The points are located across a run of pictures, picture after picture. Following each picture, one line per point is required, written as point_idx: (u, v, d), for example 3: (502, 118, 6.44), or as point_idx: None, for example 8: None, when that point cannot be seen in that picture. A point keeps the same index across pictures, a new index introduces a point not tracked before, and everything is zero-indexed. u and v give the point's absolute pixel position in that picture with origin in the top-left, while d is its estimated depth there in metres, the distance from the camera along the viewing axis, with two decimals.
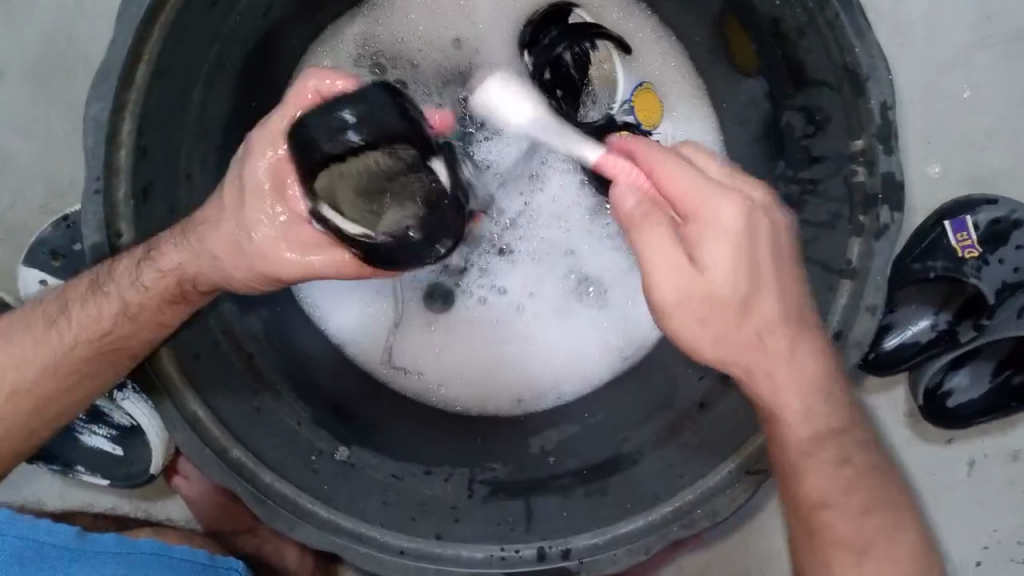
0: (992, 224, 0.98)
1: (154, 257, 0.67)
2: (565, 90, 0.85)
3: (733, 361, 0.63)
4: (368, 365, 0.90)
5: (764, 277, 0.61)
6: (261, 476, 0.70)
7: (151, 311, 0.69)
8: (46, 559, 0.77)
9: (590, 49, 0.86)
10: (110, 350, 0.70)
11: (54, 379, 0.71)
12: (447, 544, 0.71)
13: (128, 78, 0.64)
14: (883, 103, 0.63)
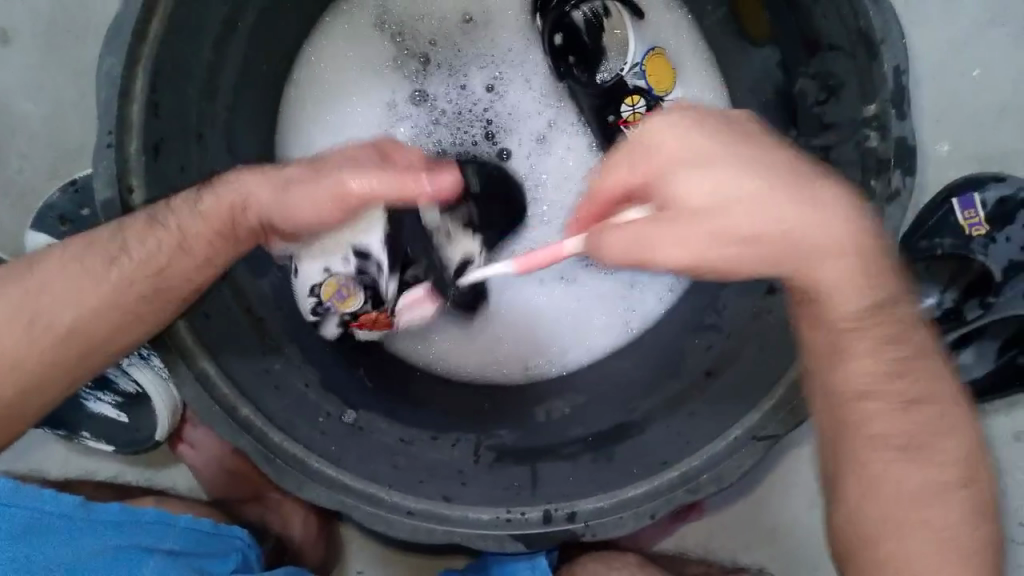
0: (1002, 203, 0.98)
1: (212, 190, 0.68)
2: (575, 54, 0.88)
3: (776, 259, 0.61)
4: None
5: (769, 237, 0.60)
6: (270, 436, 0.70)
7: (207, 249, 0.68)
8: (52, 534, 0.71)
9: (603, 15, 0.87)
10: (162, 292, 0.67)
11: (100, 321, 0.67)
12: (455, 506, 0.72)
13: (142, 31, 0.63)
14: (897, 65, 0.62)
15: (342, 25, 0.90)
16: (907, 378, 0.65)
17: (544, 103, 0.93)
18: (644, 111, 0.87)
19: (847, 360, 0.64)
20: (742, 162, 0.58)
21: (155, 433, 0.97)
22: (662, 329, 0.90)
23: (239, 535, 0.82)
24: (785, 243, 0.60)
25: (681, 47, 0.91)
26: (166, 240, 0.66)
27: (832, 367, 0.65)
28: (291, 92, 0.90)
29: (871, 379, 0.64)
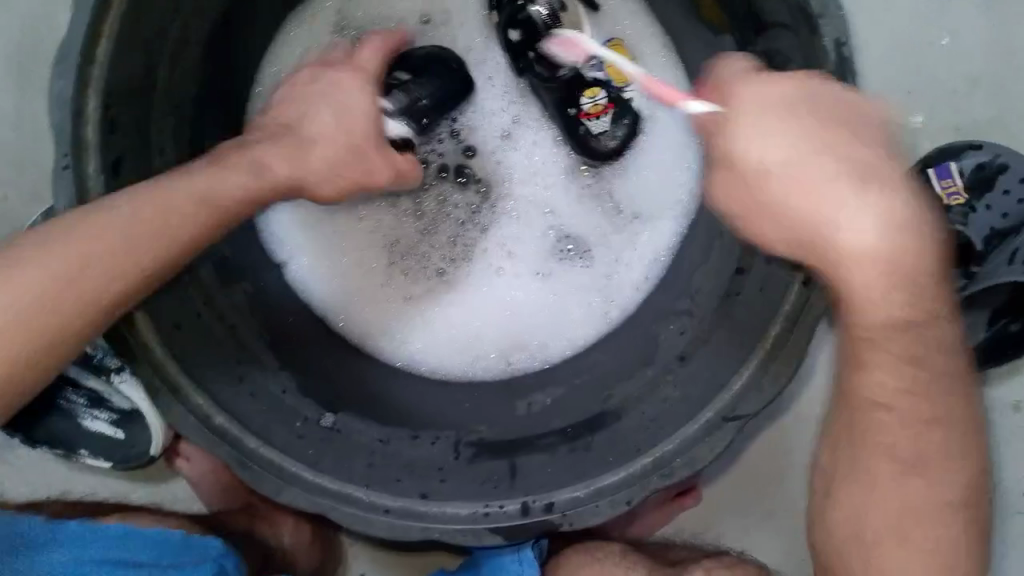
0: (978, 171, 0.98)
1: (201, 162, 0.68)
2: (533, 47, 0.87)
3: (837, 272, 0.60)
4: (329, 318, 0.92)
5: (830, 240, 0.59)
6: (246, 441, 0.71)
7: (182, 219, 0.66)
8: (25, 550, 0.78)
9: (561, 9, 0.87)
10: (123, 264, 0.64)
11: (39, 300, 0.62)
12: (431, 502, 0.72)
13: (90, 51, 0.64)
14: (837, 38, 0.62)
15: (305, 33, 0.92)
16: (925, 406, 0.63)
17: (507, 100, 0.95)
18: (604, 103, 0.88)
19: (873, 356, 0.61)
20: (831, 174, 0.57)
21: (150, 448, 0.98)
22: (639, 317, 0.90)
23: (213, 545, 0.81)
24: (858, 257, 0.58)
25: (641, 36, 0.91)
26: (140, 212, 0.65)
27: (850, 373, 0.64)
28: (257, 101, 0.91)
29: (900, 360, 0.61)
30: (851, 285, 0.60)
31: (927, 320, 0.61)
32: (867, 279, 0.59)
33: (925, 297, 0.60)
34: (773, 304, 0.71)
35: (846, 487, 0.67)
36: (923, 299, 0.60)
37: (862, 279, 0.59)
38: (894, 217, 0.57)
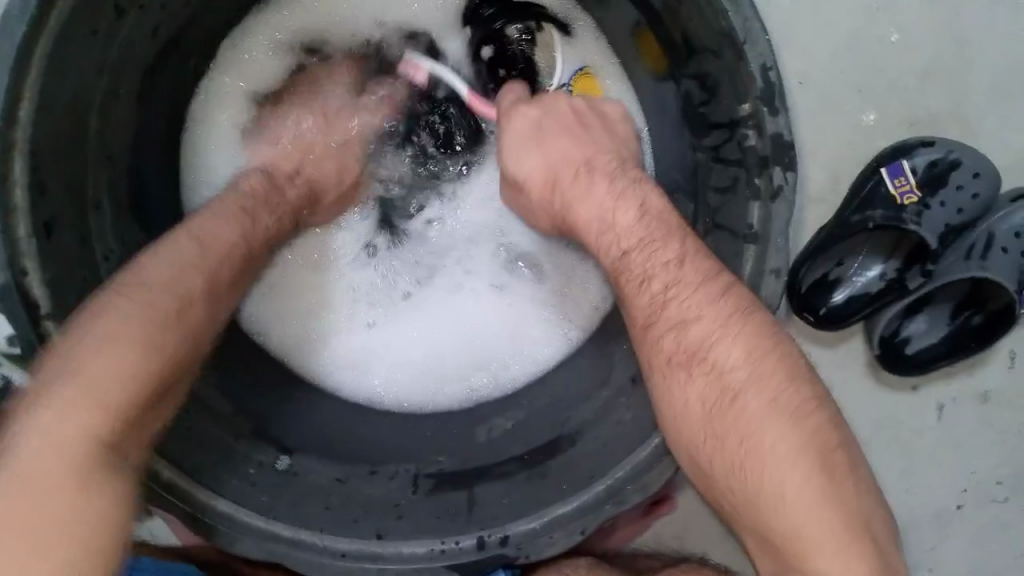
0: (930, 167, 0.98)
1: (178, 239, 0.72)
2: (506, 68, 0.89)
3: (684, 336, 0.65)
4: (285, 358, 0.91)
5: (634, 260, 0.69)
6: (196, 495, 0.70)
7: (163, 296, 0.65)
8: None
9: (535, 31, 0.89)
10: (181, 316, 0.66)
11: (123, 384, 0.59)
12: (388, 542, 0.72)
13: (12, 116, 0.63)
14: (763, 64, 0.62)
15: (239, 55, 0.90)
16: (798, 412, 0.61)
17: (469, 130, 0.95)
18: None
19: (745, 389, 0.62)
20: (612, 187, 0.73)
21: None
22: (596, 336, 0.90)
23: None
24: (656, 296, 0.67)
25: (603, 58, 0.89)
26: (176, 259, 0.69)
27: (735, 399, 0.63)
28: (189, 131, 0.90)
29: (717, 423, 0.62)
30: (671, 351, 0.65)
31: (778, 359, 0.63)
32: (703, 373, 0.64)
33: (775, 368, 0.62)
34: None
35: (749, 516, 0.61)
36: (761, 364, 0.62)
37: (692, 340, 0.64)
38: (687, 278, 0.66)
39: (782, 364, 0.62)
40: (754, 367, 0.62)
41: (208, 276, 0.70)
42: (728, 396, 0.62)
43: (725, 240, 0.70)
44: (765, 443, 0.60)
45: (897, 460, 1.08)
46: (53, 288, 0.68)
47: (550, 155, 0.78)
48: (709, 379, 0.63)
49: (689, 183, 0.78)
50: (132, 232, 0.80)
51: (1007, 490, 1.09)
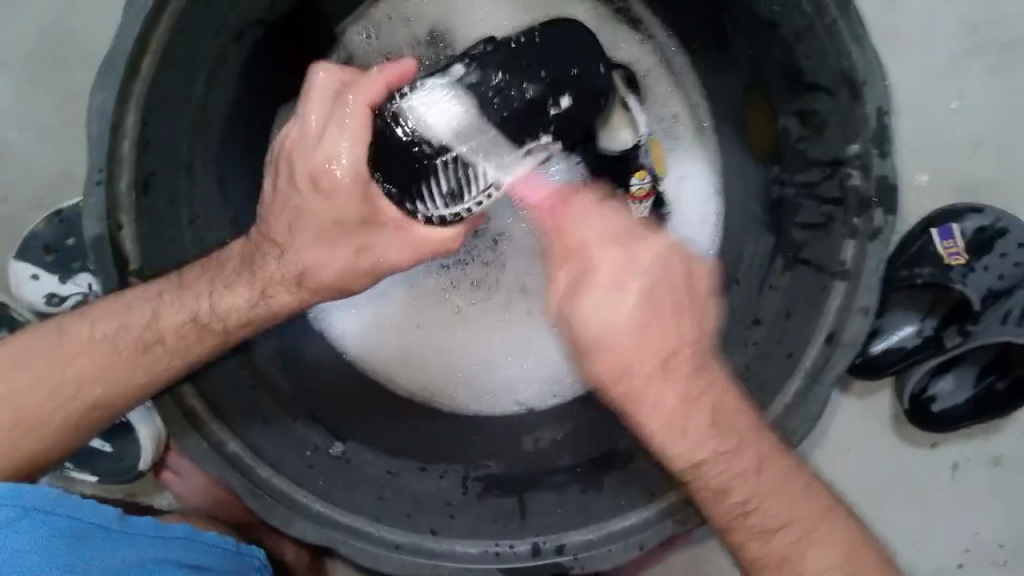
0: (979, 233, 0.98)
1: (233, 260, 0.71)
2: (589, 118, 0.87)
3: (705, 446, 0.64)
4: (343, 351, 0.91)
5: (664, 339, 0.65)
6: (258, 470, 0.71)
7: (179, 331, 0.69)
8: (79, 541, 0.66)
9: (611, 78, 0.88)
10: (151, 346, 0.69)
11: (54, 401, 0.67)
12: (442, 539, 0.72)
13: (132, 70, 0.64)
14: (878, 107, 0.64)
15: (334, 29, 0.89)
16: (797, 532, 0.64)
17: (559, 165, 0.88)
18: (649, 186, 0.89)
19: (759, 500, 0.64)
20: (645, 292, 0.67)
21: (139, 462, 0.96)
22: None
23: (256, 555, 0.78)
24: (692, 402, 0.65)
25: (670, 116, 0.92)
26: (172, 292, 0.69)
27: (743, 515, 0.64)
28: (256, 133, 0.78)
29: (712, 494, 0.64)
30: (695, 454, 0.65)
31: (748, 442, 0.64)
32: (658, 417, 0.64)
33: (747, 443, 0.64)
34: (793, 358, 0.71)
35: None
36: (732, 440, 0.64)
37: (649, 417, 0.64)
38: (666, 350, 0.63)
39: (754, 445, 0.64)
40: (728, 452, 0.64)
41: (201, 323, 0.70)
42: (734, 475, 0.64)
43: (809, 274, 0.72)
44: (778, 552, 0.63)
45: (908, 511, 1.06)
46: (143, 243, 0.70)
47: (564, 258, 0.68)
48: (720, 460, 0.64)
49: (770, 218, 0.79)
50: (212, 199, 0.80)
51: (1009, 553, 1.06)
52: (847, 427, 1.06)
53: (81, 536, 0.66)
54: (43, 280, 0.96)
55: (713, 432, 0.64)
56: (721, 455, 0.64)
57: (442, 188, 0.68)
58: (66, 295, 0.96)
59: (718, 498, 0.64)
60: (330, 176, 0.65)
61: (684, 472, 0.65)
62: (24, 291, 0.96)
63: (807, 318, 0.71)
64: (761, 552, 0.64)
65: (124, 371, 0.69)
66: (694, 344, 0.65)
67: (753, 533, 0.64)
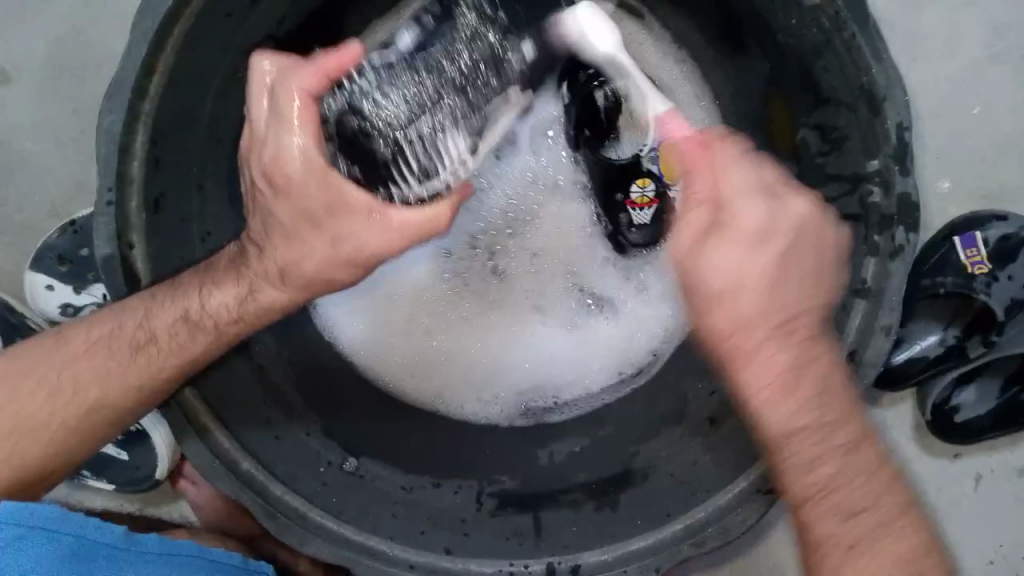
0: (1002, 241, 0.95)
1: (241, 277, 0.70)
2: (591, 126, 0.85)
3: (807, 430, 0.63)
4: (354, 359, 0.91)
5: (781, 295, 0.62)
6: (270, 488, 0.71)
7: (183, 346, 0.69)
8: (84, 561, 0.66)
9: None
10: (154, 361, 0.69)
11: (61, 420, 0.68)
12: (456, 558, 0.72)
13: (141, 89, 0.64)
14: (899, 122, 0.62)
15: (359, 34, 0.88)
16: (864, 519, 0.63)
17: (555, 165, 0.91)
18: (652, 194, 0.83)
19: (824, 495, 0.63)
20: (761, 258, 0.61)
21: (154, 472, 0.96)
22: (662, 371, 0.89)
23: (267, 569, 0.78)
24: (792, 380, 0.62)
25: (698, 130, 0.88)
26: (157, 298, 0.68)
27: (813, 509, 0.63)
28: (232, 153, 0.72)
29: (800, 465, 0.63)
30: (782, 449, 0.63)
31: (840, 425, 0.63)
32: (768, 374, 0.62)
33: (845, 420, 0.63)
34: None
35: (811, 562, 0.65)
36: (831, 413, 0.63)
37: (755, 375, 0.62)
38: (799, 310, 0.62)
39: (852, 422, 0.64)
40: (829, 425, 0.63)
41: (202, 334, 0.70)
42: (833, 448, 0.63)
43: None
44: (861, 535, 0.62)
45: (930, 522, 1.04)
46: (154, 262, 0.70)
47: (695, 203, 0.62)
48: (815, 431, 0.63)
49: None
50: (224, 213, 0.80)
51: None
52: None
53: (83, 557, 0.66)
54: (57, 291, 0.97)
55: (819, 400, 0.63)
56: (818, 426, 0.63)
57: (413, 164, 0.65)
58: (80, 306, 0.97)
59: (805, 470, 0.63)
60: (283, 171, 0.63)
61: (777, 441, 0.63)
62: (40, 302, 0.97)
63: None
64: (835, 532, 0.63)
65: (118, 376, 0.69)
66: (821, 307, 0.63)
67: (831, 515, 0.63)
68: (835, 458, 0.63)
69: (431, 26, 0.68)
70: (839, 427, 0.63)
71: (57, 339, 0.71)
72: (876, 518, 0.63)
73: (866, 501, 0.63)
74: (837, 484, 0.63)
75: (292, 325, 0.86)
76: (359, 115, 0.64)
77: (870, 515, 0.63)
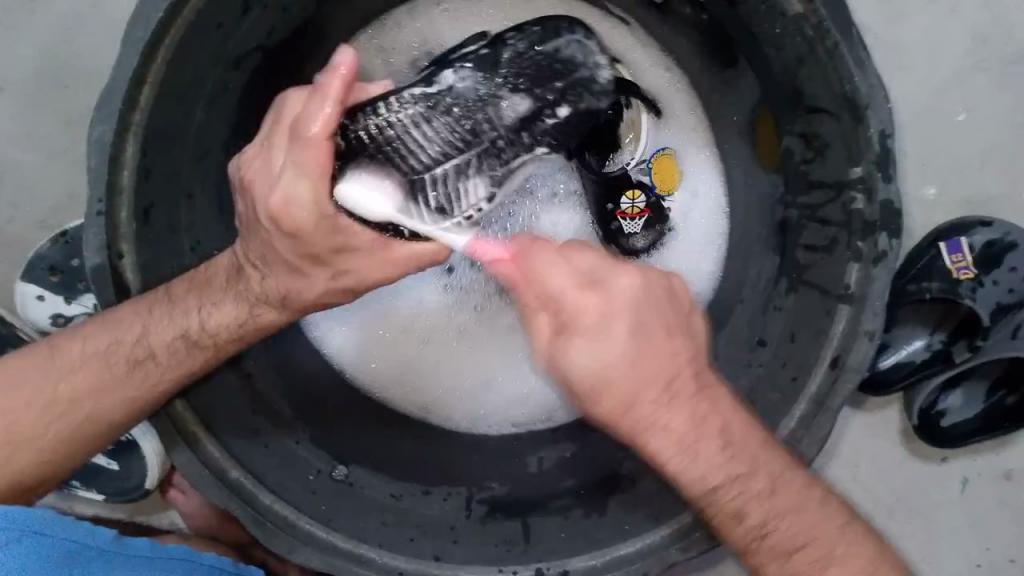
0: (987, 247, 0.96)
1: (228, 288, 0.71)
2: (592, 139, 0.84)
3: (716, 483, 0.65)
4: (344, 370, 0.91)
5: (653, 355, 0.63)
6: (260, 497, 0.71)
7: (171, 354, 0.70)
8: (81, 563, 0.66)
9: (626, 108, 0.85)
10: (143, 370, 0.69)
11: (50, 428, 0.68)
12: (445, 565, 0.72)
13: (131, 100, 0.65)
14: (881, 131, 0.63)
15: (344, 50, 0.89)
16: (811, 549, 0.64)
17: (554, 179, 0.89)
18: (642, 205, 0.88)
19: (761, 529, 0.64)
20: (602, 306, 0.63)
21: (144, 482, 0.96)
22: None
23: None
24: (686, 434, 0.64)
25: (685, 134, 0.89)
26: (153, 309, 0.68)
27: (759, 549, 0.64)
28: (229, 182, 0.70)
29: (728, 517, 0.64)
30: (695, 492, 0.66)
31: (760, 464, 0.64)
32: (668, 442, 0.64)
33: (760, 463, 0.64)
34: (798, 382, 0.70)
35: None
36: (743, 463, 0.64)
37: (659, 445, 0.65)
38: (670, 374, 0.64)
39: (766, 466, 0.64)
40: (742, 477, 0.64)
41: (189, 344, 0.70)
42: (750, 498, 0.64)
43: (813, 297, 0.72)
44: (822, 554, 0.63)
45: (917, 527, 1.04)
46: (143, 271, 0.71)
47: (535, 308, 0.65)
48: (734, 484, 0.64)
49: (775, 240, 0.78)
50: (215, 223, 0.80)
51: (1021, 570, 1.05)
52: (857, 443, 1.04)
53: (79, 560, 0.66)
54: (47, 301, 0.97)
55: (726, 455, 0.64)
56: (735, 479, 0.64)
57: (431, 204, 0.66)
58: (71, 315, 0.97)
59: (735, 522, 0.64)
60: (290, 217, 0.61)
61: (699, 497, 0.65)
62: (30, 312, 0.97)
63: (812, 342, 0.70)
64: (780, 572, 0.64)
65: (113, 390, 0.69)
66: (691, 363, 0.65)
67: (770, 557, 0.64)
68: (780, 504, 0.64)
69: (476, 69, 0.68)
70: (761, 466, 0.64)
71: (45, 349, 0.71)
72: (812, 548, 0.64)
73: (799, 540, 0.64)
74: (768, 523, 0.64)
75: (283, 334, 0.86)
76: (382, 151, 0.64)
77: (809, 551, 0.64)
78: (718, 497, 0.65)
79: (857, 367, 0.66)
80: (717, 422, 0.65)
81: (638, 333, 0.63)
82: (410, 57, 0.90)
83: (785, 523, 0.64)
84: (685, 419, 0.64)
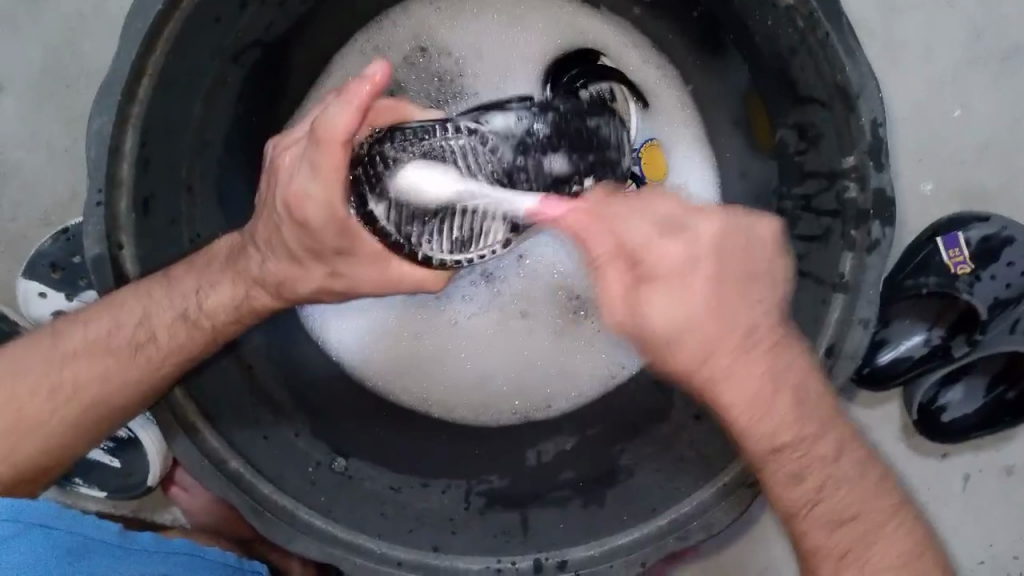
0: (984, 242, 0.96)
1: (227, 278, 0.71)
2: None
3: (782, 439, 0.63)
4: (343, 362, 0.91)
5: (737, 307, 0.60)
6: (259, 487, 0.72)
7: (170, 341, 0.70)
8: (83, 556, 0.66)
9: (614, 91, 0.87)
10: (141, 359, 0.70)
11: (50, 417, 0.69)
12: (444, 556, 0.73)
13: (131, 92, 0.66)
14: (873, 119, 0.64)
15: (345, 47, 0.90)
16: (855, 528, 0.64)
17: None
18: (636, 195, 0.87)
19: (811, 504, 0.64)
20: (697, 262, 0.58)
21: (147, 478, 0.97)
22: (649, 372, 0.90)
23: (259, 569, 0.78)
24: (756, 397, 0.62)
25: (672, 119, 0.90)
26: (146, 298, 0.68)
27: (798, 528, 0.65)
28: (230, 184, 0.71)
29: (784, 482, 0.64)
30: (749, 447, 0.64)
31: (829, 426, 0.64)
32: (743, 393, 0.61)
33: (828, 427, 0.64)
34: None
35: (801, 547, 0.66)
36: (811, 423, 0.63)
37: (732, 396, 0.61)
38: (747, 325, 0.60)
39: (832, 432, 0.64)
40: (810, 438, 0.63)
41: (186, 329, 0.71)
42: (813, 459, 0.64)
43: (808, 287, 0.72)
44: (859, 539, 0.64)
45: None
46: (143, 264, 0.71)
47: (604, 259, 0.60)
48: (803, 443, 0.63)
49: None
50: (215, 217, 0.81)
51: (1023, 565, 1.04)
52: None
53: (79, 551, 0.66)
54: (49, 298, 0.98)
55: (799, 412, 0.63)
56: (802, 440, 0.63)
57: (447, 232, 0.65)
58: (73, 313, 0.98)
59: (793, 483, 0.64)
60: (300, 208, 0.62)
61: (761, 459, 0.64)
62: (32, 308, 0.98)
63: (808, 332, 0.71)
64: (822, 547, 0.65)
65: (113, 376, 0.70)
66: (775, 311, 0.62)
67: (820, 524, 0.64)
68: (830, 477, 0.65)
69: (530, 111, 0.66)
70: (831, 428, 0.64)
71: (45, 342, 0.71)
72: (858, 521, 0.64)
73: (851, 509, 0.64)
74: (820, 490, 0.64)
75: (282, 329, 0.87)
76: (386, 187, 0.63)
77: (856, 525, 0.64)
78: (784, 461, 0.63)
79: (850, 356, 0.67)
80: (774, 376, 0.62)
81: (718, 287, 0.59)
82: (399, 50, 0.91)
83: (823, 491, 0.64)
84: (762, 370, 0.61)
